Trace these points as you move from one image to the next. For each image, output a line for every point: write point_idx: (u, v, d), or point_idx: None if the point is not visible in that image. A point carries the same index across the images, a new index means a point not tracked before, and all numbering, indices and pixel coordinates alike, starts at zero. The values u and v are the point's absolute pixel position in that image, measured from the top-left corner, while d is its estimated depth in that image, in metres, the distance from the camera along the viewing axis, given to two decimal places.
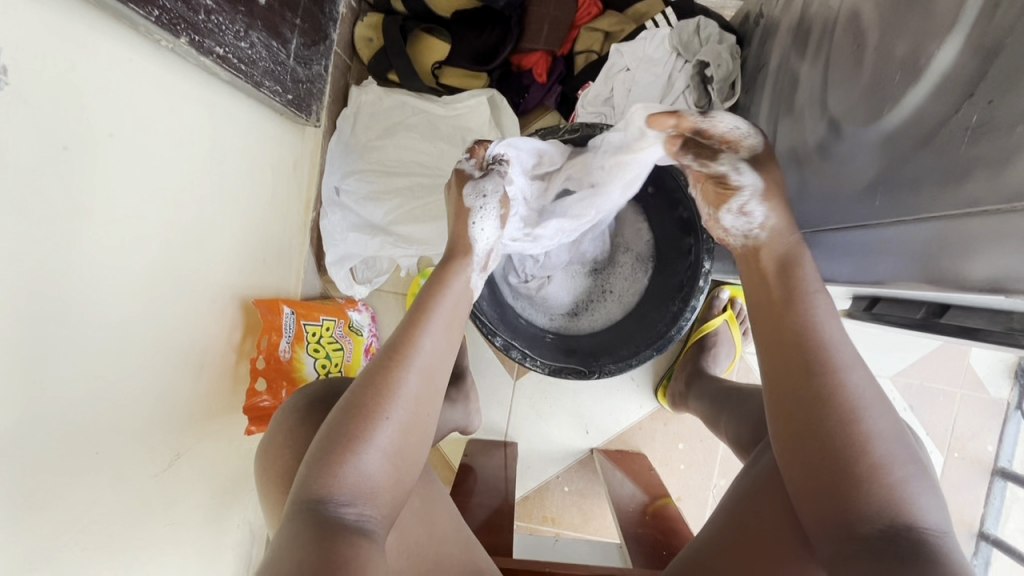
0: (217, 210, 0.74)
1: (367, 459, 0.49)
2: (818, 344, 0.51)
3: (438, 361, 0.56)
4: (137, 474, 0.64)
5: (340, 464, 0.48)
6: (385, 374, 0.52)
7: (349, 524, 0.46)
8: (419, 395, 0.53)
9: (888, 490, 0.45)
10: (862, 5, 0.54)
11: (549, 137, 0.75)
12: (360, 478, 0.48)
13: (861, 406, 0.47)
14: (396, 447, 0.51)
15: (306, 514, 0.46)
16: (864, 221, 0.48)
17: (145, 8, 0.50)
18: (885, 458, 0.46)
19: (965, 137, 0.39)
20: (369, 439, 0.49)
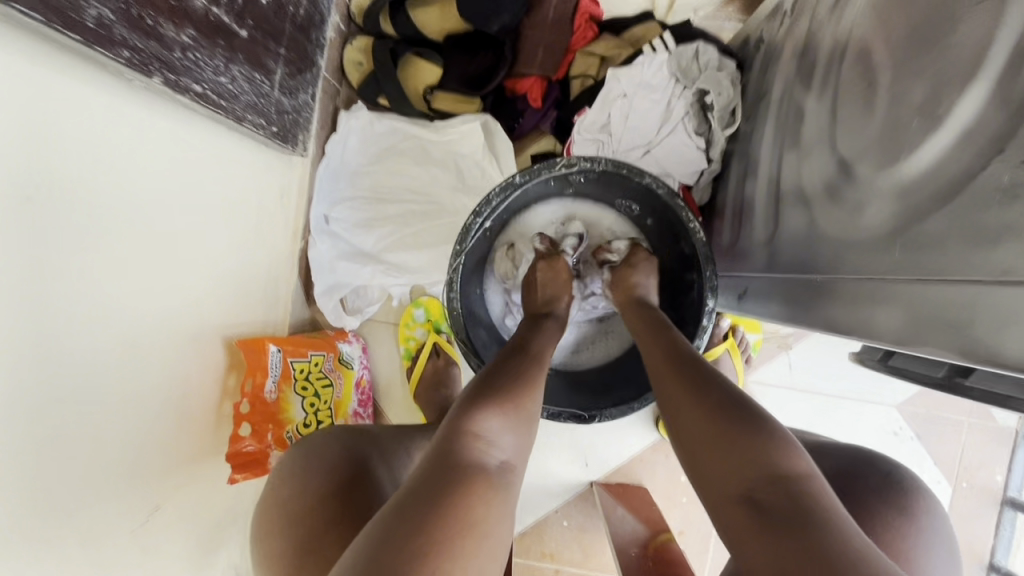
0: (198, 249, 0.71)
1: (502, 421, 0.51)
2: (678, 351, 0.58)
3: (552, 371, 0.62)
4: (110, 534, 0.61)
5: (485, 414, 0.50)
6: (510, 367, 0.58)
7: (490, 467, 0.47)
8: (515, 444, 0.51)
9: (742, 442, 0.45)
10: (872, 41, 0.52)
11: (546, 172, 0.71)
12: (496, 437, 0.50)
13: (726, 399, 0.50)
14: (522, 422, 0.53)
15: (452, 449, 0.46)
16: (878, 273, 0.45)
17: (115, 50, 0.47)
18: (733, 416, 0.48)
19: (995, 198, 0.36)
20: (507, 405, 0.52)
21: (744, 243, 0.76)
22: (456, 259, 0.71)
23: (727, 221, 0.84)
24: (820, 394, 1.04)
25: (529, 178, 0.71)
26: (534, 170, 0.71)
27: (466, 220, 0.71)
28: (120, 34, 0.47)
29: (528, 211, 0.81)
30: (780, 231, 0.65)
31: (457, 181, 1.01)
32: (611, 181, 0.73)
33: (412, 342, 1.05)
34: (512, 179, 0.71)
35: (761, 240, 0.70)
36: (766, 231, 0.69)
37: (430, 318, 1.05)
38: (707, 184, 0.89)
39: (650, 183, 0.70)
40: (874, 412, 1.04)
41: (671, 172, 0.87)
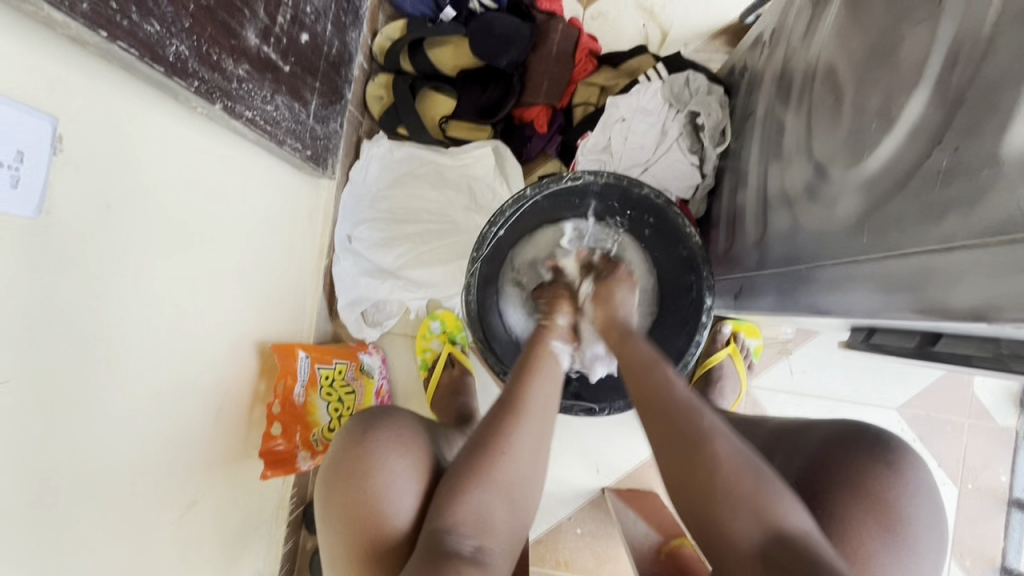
0: (238, 260, 0.78)
1: (485, 494, 0.54)
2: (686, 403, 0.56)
3: (552, 403, 0.63)
4: (151, 519, 0.66)
5: (465, 494, 0.54)
6: (507, 416, 0.59)
7: (468, 554, 0.50)
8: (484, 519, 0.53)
9: (746, 504, 0.49)
10: (837, 60, 0.59)
11: (553, 185, 0.78)
12: (478, 513, 0.53)
13: (732, 466, 0.51)
14: (511, 476, 0.56)
15: (429, 543, 0.51)
16: (851, 256, 0.51)
17: (187, 80, 0.56)
18: (736, 471, 0.50)
19: (938, 180, 0.41)
20: (490, 474, 0.55)
21: (739, 247, 0.82)
22: (474, 265, 0.79)
23: (722, 231, 0.90)
24: (822, 397, 1.08)
25: (538, 191, 0.78)
26: (542, 183, 0.78)
27: (482, 231, 0.79)
28: (192, 68, 0.56)
29: (525, 241, 0.85)
30: (769, 232, 0.71)
31: (470, 202, 1.08)
32: (617, 194, 0.80)
33: (429, 353, 1.10)
34: (522, 192, 0.78)
35: (753, 241, 0.76)
36: (757, 233, 0.75)
37: (447, 330, 1.11)
38: (703, 197, 0.96)
39: (649, 193, 0.78)
40: (876, 415, 1.07)
41: (670, 186, 0.94)
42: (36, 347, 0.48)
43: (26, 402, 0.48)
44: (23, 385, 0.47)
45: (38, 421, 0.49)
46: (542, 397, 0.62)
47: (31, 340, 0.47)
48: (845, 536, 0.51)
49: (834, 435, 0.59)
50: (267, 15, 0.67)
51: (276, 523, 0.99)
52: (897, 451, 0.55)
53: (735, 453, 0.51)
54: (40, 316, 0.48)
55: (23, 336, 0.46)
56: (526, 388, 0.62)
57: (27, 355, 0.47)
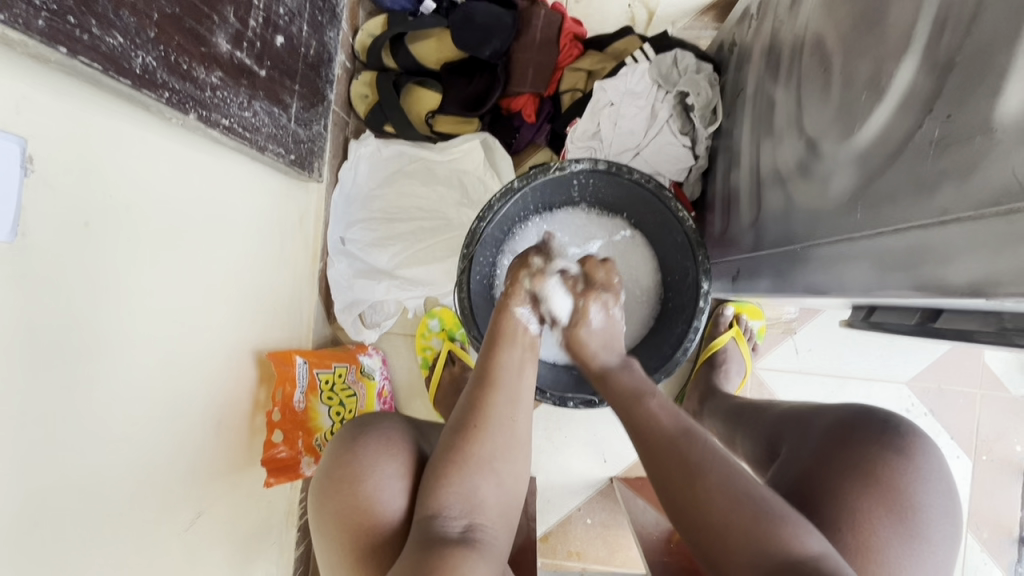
0: (227, 268, 0.77)
1: (473, 473, 0.55)
2: (670, 435, 0.54)
3: (525, 376, 0.64)
4: (156, 534, 0.66)
5: (448, 478, 0.55)
6: (482, 396, 0.60)
7: (456, 535, 0.51)
8: (471, 503, 0.54)
9: (751, 538, 0.47)
10: (824, 31, 0.57)
11: (540, 176, 0.76)
12: (467, 493, 0.54)
13: (726, 504, 0.48)
14: (494, 456, 0.57)
15: (420, 529, 0.52)
16: (846, 235, 0.49)
17: (157, 92, 0.55)
18: (744, 516, 0.48)
19: (930, 151, 0.40)
20: (475, 454, 0.56)
21: (735, 228, 0.80)
22: (464, 263, 0.77)
23: (717, 212, 0.88)
24: (829, 375, 1.06)
25: (526, 183, 0.76)
26: (530, 175, 0.76)
27: (471, 226, 0.77)
28: (161, 79, 0.55)
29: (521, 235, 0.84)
30: (763, 212, 0.70)
31: (462, 198, 1.07)
32: (606, 180, 0.78)
33: (429, 351, 1.10)
34: (510, 185, 0.76)
35: (749, 222, 0.74)
36: (751, 214, 0.74)
37: (445, 327, 1.10)
38: (697, 178, 0.95)
39: (638, 177, 0.76)
40: (885, 390, 1.05)
41: (662, 170, 0.93)
42: (24, 374, 0.48)
43: (16, 429, 0.47)
44: (10, 414, 0.47)
45: (29, 448, 0.49)
46: (513, 364, 0.63)
47: (18, 368, 0.47)
48: (857, 520, 0.50)
49: (838, 422, 0.58)
50: (238, 19, 0.66)
51: (286, 529, 1.00)
52: (908, 437, 0.54)
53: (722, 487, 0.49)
54: (25, 340, 0.47)
55: (8, 360, 0.46)
56: (496, 355, 0.63)
57: (14, 382, 0.47)
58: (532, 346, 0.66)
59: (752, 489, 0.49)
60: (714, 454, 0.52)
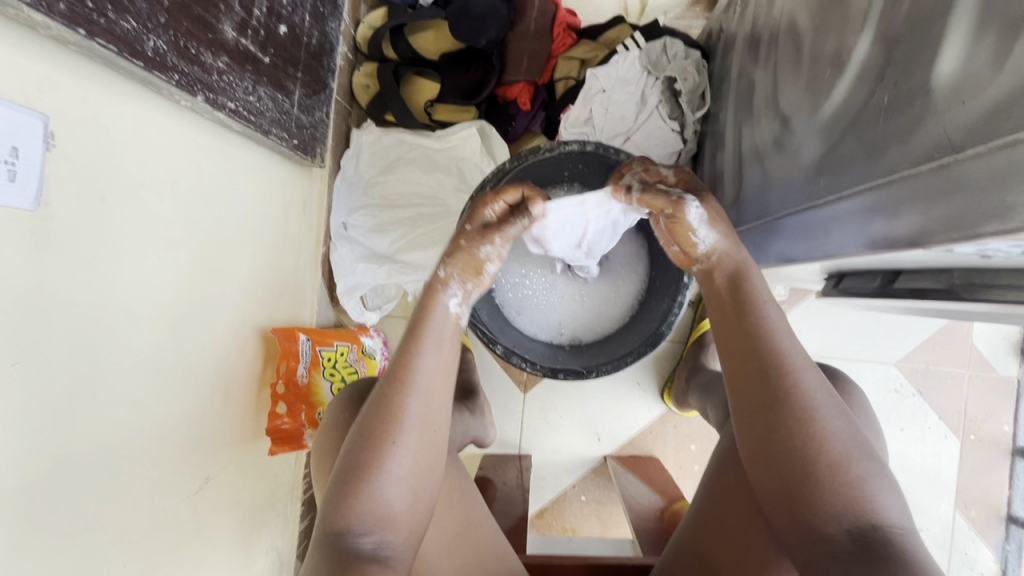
0: (233, 247, 0.81)
1: (382, 488, 0.51)
2: (785, 361, 0.53)
3: (442, 382, 0.56)
4: (169, 495, 0.71)
5: (354, 499, 0.50)
6: (389, 402, 0.53)
7: (367, 552, 0.49)
8: (384, 525, 0.51)
9: (847, 486, 0.48)
10: (797, 11, 0.60)
11: (531, 157, 0.79)
12: (378, 509, 0.51)
13: (840, 449, 0.49)
14: (409, 473, 0.52)
15: (328, 545, 0.49)
16: (812, 202, 0.52)
17: (168, 74, 0.59)
18: (842, 458, 0.49)
19: (880, 116, 0.42)
20: (382, 469, 0.51)
21: (720, 209, 0.83)
22: None
23: None
24: (820, 357, 1.08)
25: (517, 164, 0.80)
26: (521, 156, 0.79)
27: None
28: (171, 62, 0.59)
29: None
30: (744, 189, 0.72)
31: (459, 183, 1.10)
32: (594, 162, 0.81)
33: None
34: (502, 165, 0.80)
35: (731, 200, 0.77)
36: (734, 194, 0.77)
37: None
38: (687, 162, 0.97)
39: (625, 158, 0.78)
40: (874, 371, 1.07)
41: (652, 154, 0.95)
42: (44, 334, 0.52)
43: (36, 385, 0.51)
44: (33, 370, 0.51)
45: (50, 402, 0.53)
46: (434, 368, 0.56)
47: (41, 327, 0.51)
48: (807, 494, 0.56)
49: None
50: (243, 8, 0.70)
51: (291, 502, 1.05)
52: None
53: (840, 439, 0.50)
54: (46, 301, 0.51)
55: (29, 319, 0.50)
56: (411, 354, 0.55)
57: (37, 341, 0.51)
58: (447, 331, 0.58)
59: (870, 445, 0.51)
60: (821, 375, 0.53)
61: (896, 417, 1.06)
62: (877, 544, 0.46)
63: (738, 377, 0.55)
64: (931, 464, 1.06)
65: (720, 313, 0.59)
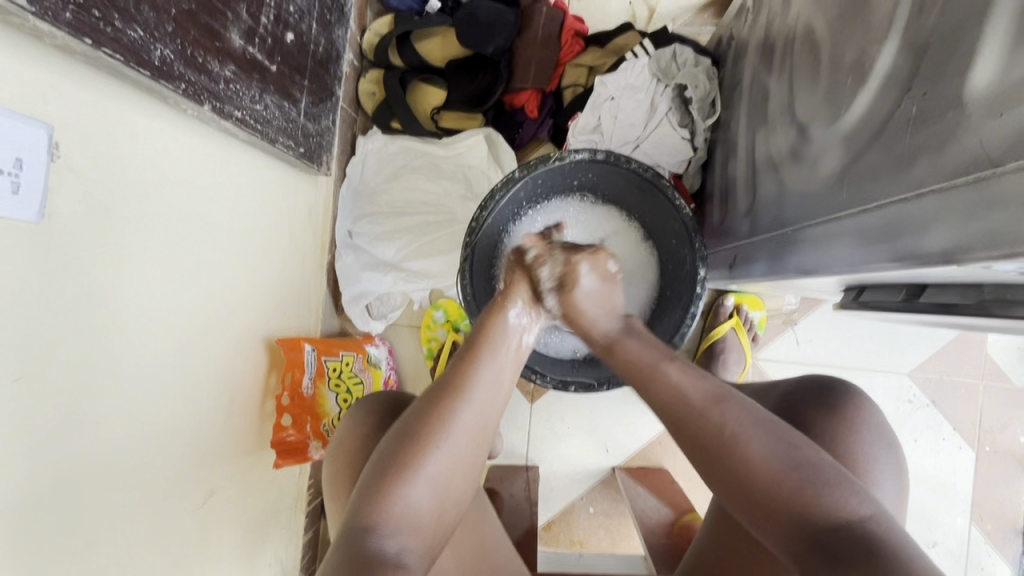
0: (237, 256, 0.80)
1: (419, 488, 0.50)
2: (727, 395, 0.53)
3: (496, 399, 0.57)
4: (172, 510, 0.69)
5: (391, 493, 0.49)
6: (444, 405, 0.54)
7: (391, 556, 0.46)
8: (409, 529, 0.49)
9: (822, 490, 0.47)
10: (814, 19, 0.59)
11: (541, 166, 0.78)
12: (409, 510, 0.49)
13: (769, 469, 0.48)
14: (446, 480, 0.52)
15: (351, 541, 0.47)
16: (834, 213, 0.51)
17: (174, 83, 0.58)
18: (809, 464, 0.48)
19: (908, 127, 0.41)
20: (423, 469, 0.50)
21: (732, 218, 0.82)
22: (466, 251, 0.78)
23: (716, 203, 0.90)
24: (831, 366, 1.07)
25: (527, 173, 0.78)
26: (531, 165, 0.78)
27: (474, 215, 0.78)
28: (177, 71, 0.58)
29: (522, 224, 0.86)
30: (758, 198, 0.71)
31: (466, 191, 1.09)
32: (604, 171, 0.80)
33: (435, 342, 1.14)
34: (511, 174, 0.78)
35: (744, 209, 0.76)
36: (747, 203, 0.75)
37: (449, 318, 1.13)
38: (696, 170, 0.96)
39: (636, 167, 0.77)
40: (886, 381, 1.06)
41: (661, 162, 0.94)
42: (46, 349, 0.50)
43: (38, 401, 0.50)
44: (36, 385, 0.49)
45: (51, 419, 0.51)
46: (490, 383, 0.57)
47: (44, 340, 0.50)
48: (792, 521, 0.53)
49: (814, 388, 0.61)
50: (250, 16, 0.69)
51: (295, 514, 1.03)
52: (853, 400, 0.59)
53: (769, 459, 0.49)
54: (49, 314, 0.50)
55: (31, 333, 0.49)
56: (474, 365, 0.57)
57: (39, 356, 0.50)
58: (515, 357, 0.60)
59: (793, 436, 0.50)
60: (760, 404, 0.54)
61: (909, 428, 1.05)
62: (843, 547, 0.44)
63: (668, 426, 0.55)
64: (945, 476, 1.04)
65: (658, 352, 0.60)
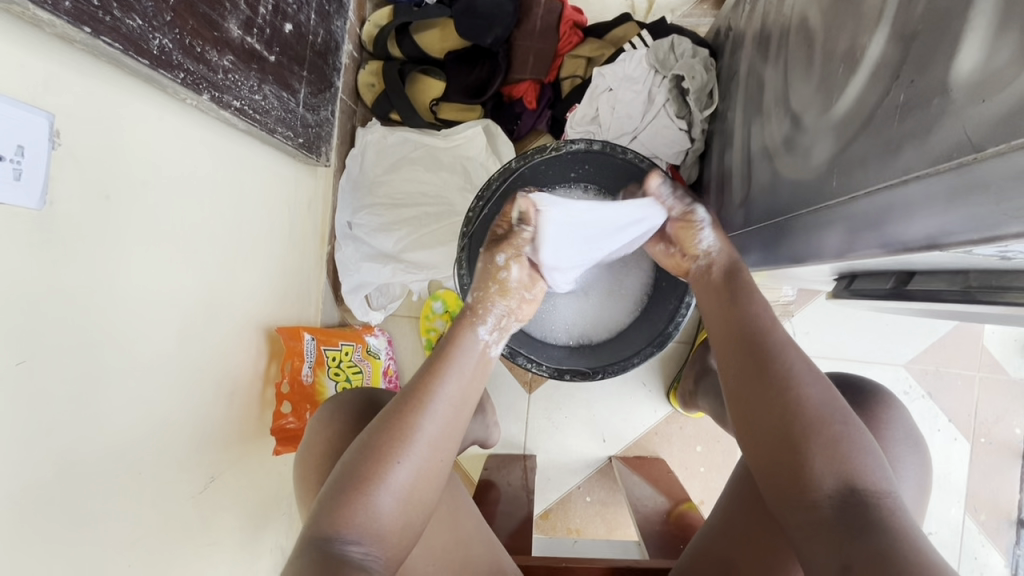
0: (237, 246, 0.81)
1: (381, 498, 0.51)
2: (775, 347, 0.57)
3: (458, 411, 0.58)
4: (174, 493, 0.71)
5: (351, 505, 0.50)
6: (406, 415, 0.54)
7: (355, 561, 0.48)
8: (374, 535, 0.50)
9: (829, 446, 0.49)
10: (808, 9, 0.59)
11: (537, 157, 0.78)
12: (372, 518, 0.50)
13: (816, 412, 0.51)
14: (408, 489, 0.52)
15: (315, 547, 0.48)
16: (824, 201, 0.51)
17: (173, 73, 0.58)
18: (822, 418, 0.50)
19: (896, 115, 0.42)
20: (384, 479, 0.51)
21: (728, 208, 0.82)
22: (462, 241, 0.79)
23: (712, 194, 0.90)
24: (827, 358, 1.07)
25: (523, 163, 0.78)
26: (526, 155, 0.78)
27: (471, 206, 0.79)
28: (176, 60, 0.59)
29: None
30: (753, 188, 0.71)
31: (465, 183, 1.09)
32: (601, 161, 0.81)
33: (434, 332, 1.15)
34: (507, 164, 0.79)
35: (740, 199, 0.76)
36: (742, 193, 0.76)
37: (448, 309, 1.14)
38: (694, 161, 0.96)
39: (633, 157, 0.78)
40: (883, 372, 1.06)
41: (659, 153, 0.95)
42: (49, 334, 0.51)
43: (41, 384, 0.51)
44: (39, 369, 0.51)
45: (53, 403, 0.52)
46: (453, 396, 0.58)
47: (46, 324, 0.51)
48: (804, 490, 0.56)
49: None
50: (248, 6, 0.70)
51: (295, 501, 1.05)
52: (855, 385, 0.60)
53: (825, 422, 0.50)
54: (50, 300, 0.51)
55: (33, 318, 0.50)
56: (434, 379, 0.58)
57: (41, 340, 0.51)
58: (475, 377, 0.61)
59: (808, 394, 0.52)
60: (804, 354, 0.56)
61: None
62: (859, 506, 0.46)
63: (726, 359, 0.59)
64: (940, 467, 1.04)
65: (714, 303, 0.65)
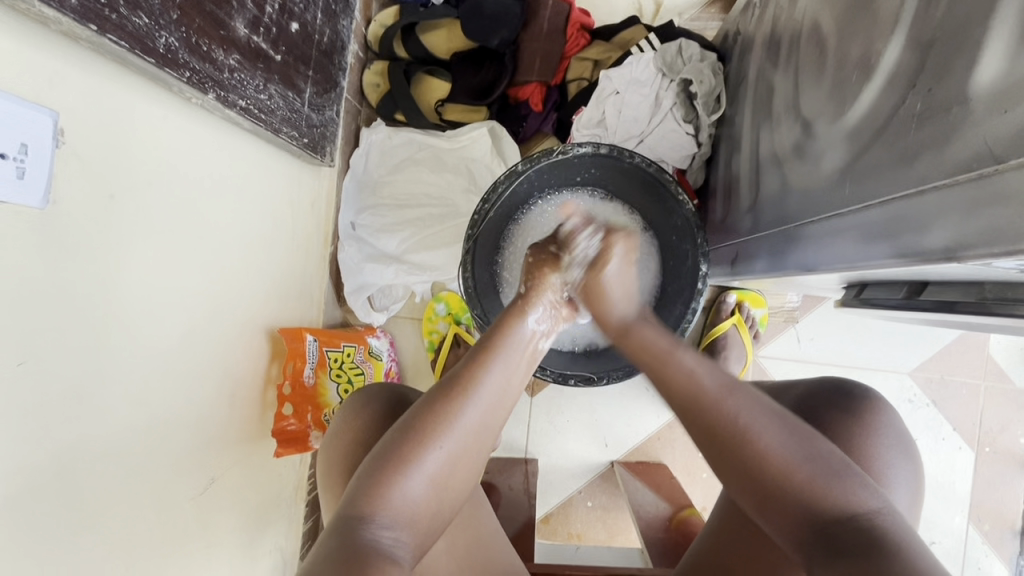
0: (240, 245, 0.80)
1: (415, 482, 0.49)
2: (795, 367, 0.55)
3: (502, 400, 0.56)
4: (174, 495, 0.70)
5: (387, 486, 0.48)
6: (449, 401, 0.53)
7: (384, 547, 0.46)
8: (402, 522, 0.48)
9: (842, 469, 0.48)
10: (821, 14, 0.58)
11: (543, 160, 0.77)
12: (404, 503, 0.48)
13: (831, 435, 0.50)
14: (443, 475, 0.51)
15: (344, 531, 0.46)
16: (837, 209, 0.50)
17: (178, 71, 0.58)
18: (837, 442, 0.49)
19: (912, 124, 0.41)
20: (420, 464, 0.50)
21: (735, 214, 0.82)
22: (467, 244, 0.78)
23: (719, 199, 0.90)
24: (831, 365, 1.07)
25: (529, 167, 0.77)
26: (533, 159, 0.77)
27: (476, 209, 0.78)
28: (182, 59, 0.58)
29: (525, 218, 0.86)
30: (762, 194, 0.71)
31: (469, 184, 1.09)
32: (607, 165, 0.80)
33: (436, 334, 1.15)
34: (513, 168, 0.77)
35: (748, 204, 0.75)
36: (750, 199, 0.75)
37: (451, 311, 1.14)
38: (700, 166, 0.96)
39: (640, 162, 0.77)
40: (887, 380, 1.06)
41: (665, 157, 0.94)
42: (50, 334, 0.51)
43: (41, 384, 0.50)
44: (38, 369, 0.50)
45: (53, 404, 0.52)
46: (497, 388, 0.56)
47: (47, 324, 0.50)
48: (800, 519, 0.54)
49: (811, 392, 0.62)
50: (255, 5, 0.69)
51: (295, 503, 1.04)
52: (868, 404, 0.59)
53: (783, 445, 0.48)
54: (52, 299, 0.51)
55: (35, 317, 0.49)
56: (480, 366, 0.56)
57: (42, 340, 0.50)
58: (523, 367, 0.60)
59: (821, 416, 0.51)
60: None
61: (909, 427, 1.05)
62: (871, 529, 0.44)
63: None
64: (944, 476, 1.04)
65: None
